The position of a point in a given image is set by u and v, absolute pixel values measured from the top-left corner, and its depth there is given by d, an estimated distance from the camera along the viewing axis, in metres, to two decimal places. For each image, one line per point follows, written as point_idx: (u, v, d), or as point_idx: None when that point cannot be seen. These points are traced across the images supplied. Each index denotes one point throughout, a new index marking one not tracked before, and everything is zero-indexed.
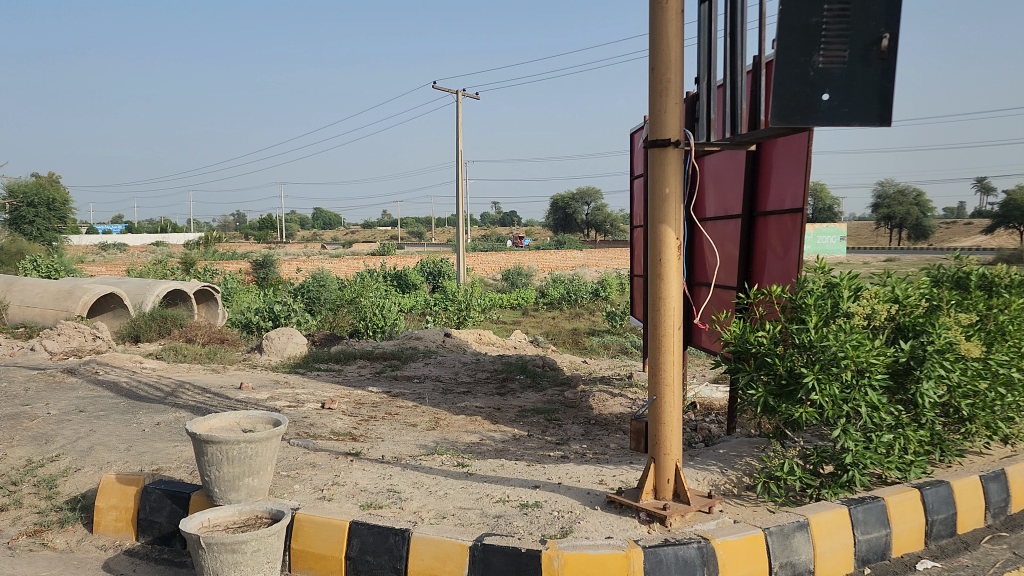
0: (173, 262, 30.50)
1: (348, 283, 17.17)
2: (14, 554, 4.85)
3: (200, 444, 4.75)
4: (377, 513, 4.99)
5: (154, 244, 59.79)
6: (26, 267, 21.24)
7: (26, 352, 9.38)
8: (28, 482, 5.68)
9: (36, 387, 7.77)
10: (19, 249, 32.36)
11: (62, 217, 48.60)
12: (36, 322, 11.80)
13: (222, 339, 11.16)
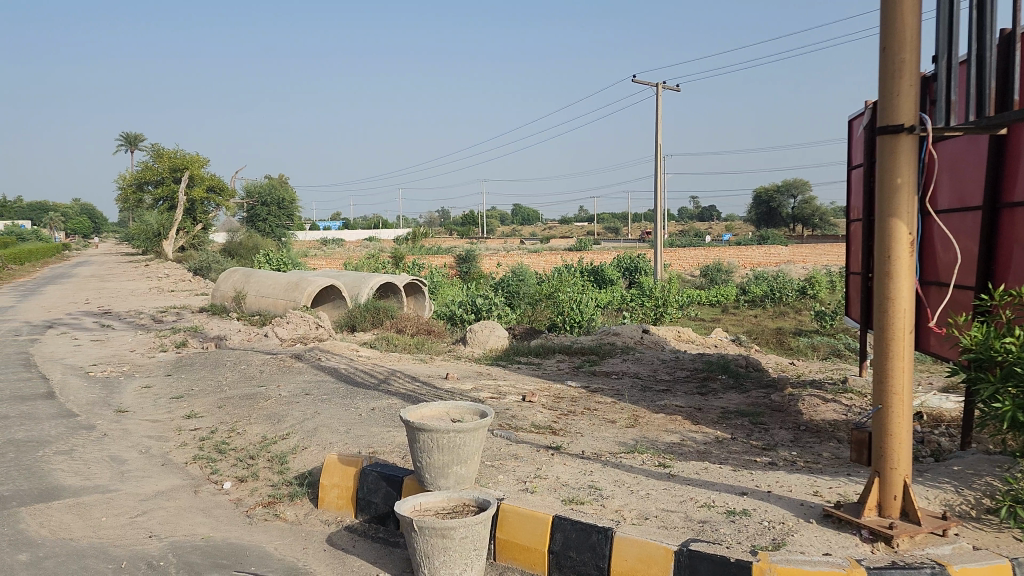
0: (385, 255, 32.52)
1: (546, 278, 17.42)
2: (252, 522, 5.34)
3: (412, 431, 4.98)
4: (579, 509, 4.98)
5: (366, 239, 64.06)
6: (260, 260, 23.49)
7: (261, 338, 10.34)
8: (264, 457, 6.26)
9: (270, 370, 8.53)
10: (255, 243, 35.87)
11: (291, 216, 53.27)
12: (269, 311, 12.97)
13: (429, 330, 11.69)
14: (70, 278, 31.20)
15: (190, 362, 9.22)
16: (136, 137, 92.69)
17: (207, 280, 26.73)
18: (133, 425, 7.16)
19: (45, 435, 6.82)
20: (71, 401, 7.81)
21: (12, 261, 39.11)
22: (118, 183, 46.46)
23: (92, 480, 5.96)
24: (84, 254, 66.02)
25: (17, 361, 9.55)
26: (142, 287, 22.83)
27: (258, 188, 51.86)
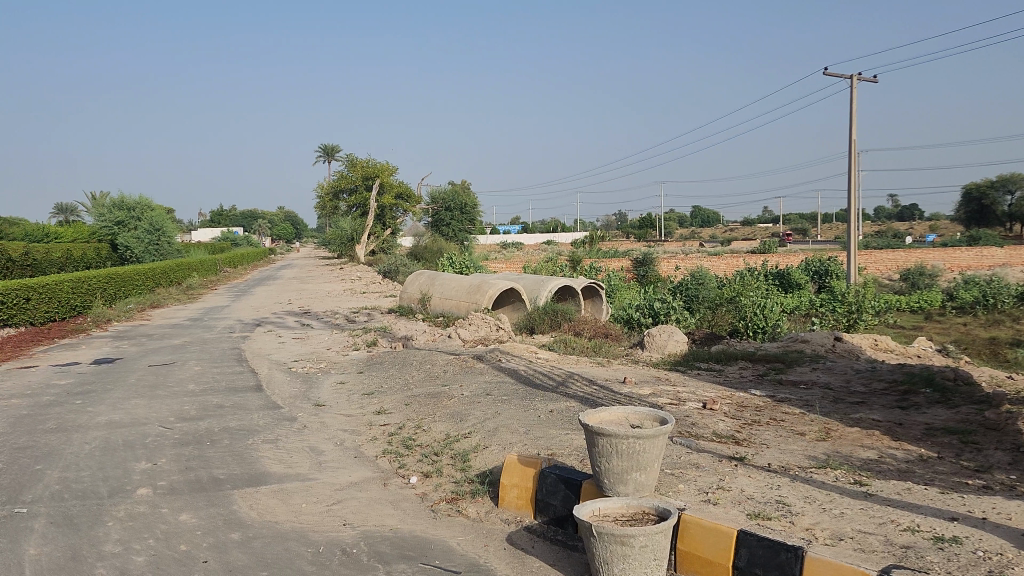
0: (563, 259, 32.87)
1: (728, 282, 16.87)
2: (437, 516, 5.53)
3: (592, 435, 4.97)
4: (766, 524, 4.74)
5: (544, 243, 65.02)
6: (443, 263, 24.46)
7: (445, 339, 10.74)
8: (447, 454, 6.48)
9: (453, 370, 8.83)
10: (440, 248, 37.46)
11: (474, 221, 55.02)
12: (452, 312, 13.46)
13: (607, 334, 11.64)
14: (277, 279, 34.05)
15: (380, 361, 9.72)
16: (334, 149, 99.65)
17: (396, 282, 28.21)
18: (330, 418, 7.65)
19: (254, 424, 7.44)
20: (276, 393, 8.47)
21: (227, 264, 43.21)
22: (317, 191, 50.18)
23: (294, 468, 6.42)
24: (290, 258, 71.82)
25: (231, 356, 10.51)
26: (338, 290, 24.41)
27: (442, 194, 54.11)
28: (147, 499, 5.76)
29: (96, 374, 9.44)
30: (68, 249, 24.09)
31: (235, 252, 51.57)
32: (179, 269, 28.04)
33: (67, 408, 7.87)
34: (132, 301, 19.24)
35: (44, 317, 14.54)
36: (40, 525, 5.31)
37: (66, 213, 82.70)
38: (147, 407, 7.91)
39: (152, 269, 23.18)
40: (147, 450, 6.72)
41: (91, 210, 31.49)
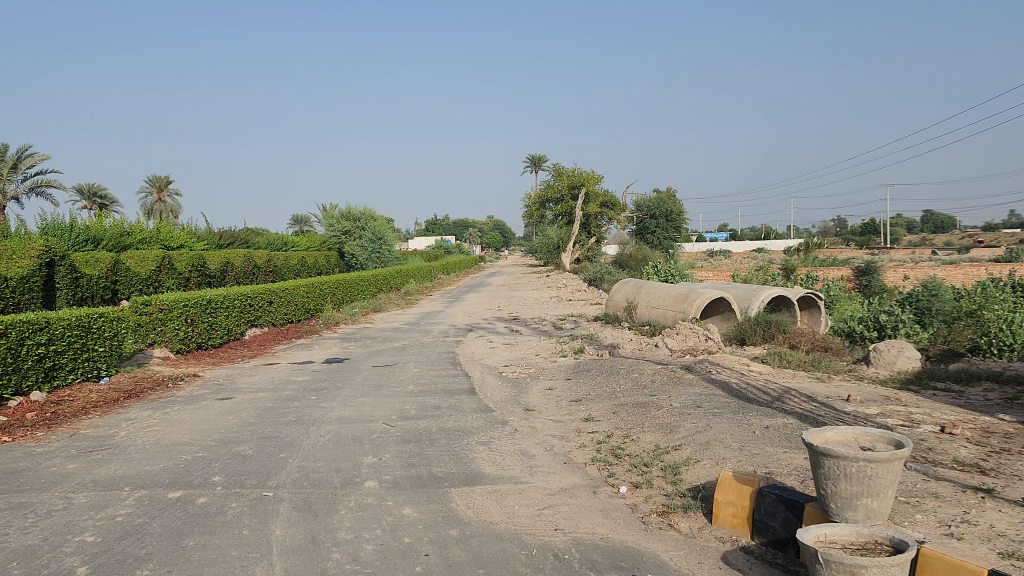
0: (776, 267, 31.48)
1: (967, 293, 15.33)
2: (648, 529, 5.45)
3: (817, 457, 4.69)
4: (1022, 566, 4.24)
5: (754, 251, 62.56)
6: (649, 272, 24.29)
7: (652, 349, 10.63)
8: (657, 465, 6.40)
9: (662, 380, 8.69)
10: (645, 256, 37.32)
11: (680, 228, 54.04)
12: (659, 321, 13.29)
13: (826, 348, 10.96)
14: (487, 287, 35.46)
15: (588, 368, 9.79)
16: (542, 159, 102.17)
17: (602, 290, 28.33)
18: (540, 424, 7.79)
19: (469, 426, 7.74)
20: (488, 397, 8.77)
21: (442, 271, 45.59)
22: (524, 201, 51.72)
23: (507, 470, 6.60)
24: (499, 265, 74.51)
25: (446, 359, 11.03)
26: (545, 297, 24.96)
27: (646, 201, 53.76)
28: (375, 492, 6.16)
29: (328, 372, 10.26)
30: (304, 256, 26.51)
31: (447, 260, 54.28)
32: (398, 275, 29.95)
33: (304, 403, 8.62)
34: (358, 305, 20.79)
35: (285, 318, 16.07)
36: (284, 509, 5.84)
37: (303, 224, 90.95)
38: (372, 405, 8.47)
39: (374, 275, 24.94)
40: (373, 445, 7.19)
41: (323, 222, 34.45)
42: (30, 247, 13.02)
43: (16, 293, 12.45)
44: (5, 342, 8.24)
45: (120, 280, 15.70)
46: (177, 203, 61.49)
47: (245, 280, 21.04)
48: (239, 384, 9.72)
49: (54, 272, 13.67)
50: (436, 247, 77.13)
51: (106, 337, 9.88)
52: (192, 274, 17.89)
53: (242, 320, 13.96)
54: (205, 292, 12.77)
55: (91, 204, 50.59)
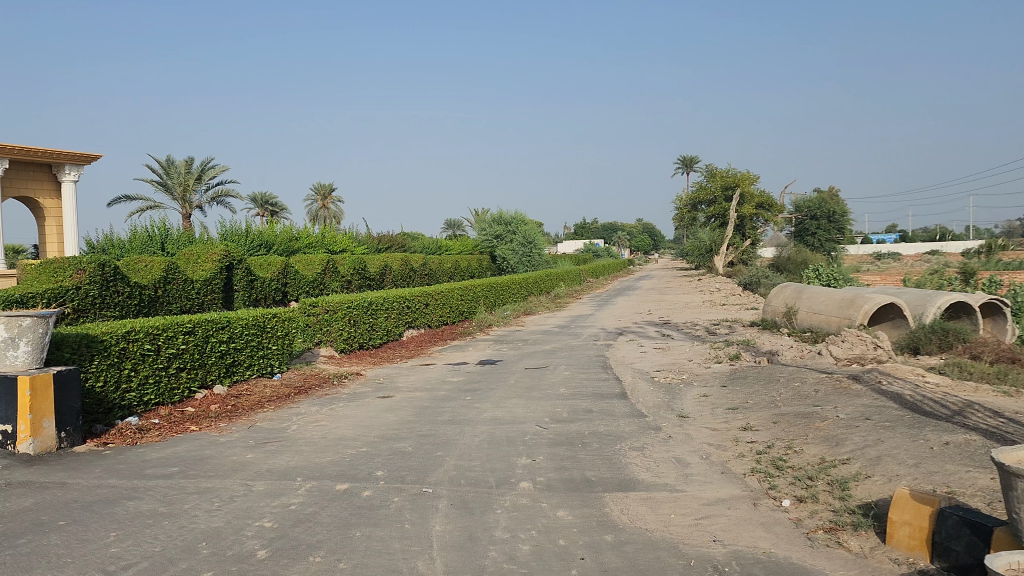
0: (953, 271, 29.34)
1: None
2: (814, 546, 5.18)
3: (1009, 477, 4.30)
4: None
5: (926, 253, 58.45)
6: (811, 275, 23.31)
7: (815, 357, 10.15)
8: (823, 480, 6.09)
9: (826, 390, 8.27)
10: (805, 258, 35.94)
11: (842, 229, 51.42)
12: (822, 328, 12.69)
13: (1014, 359, 10.05)
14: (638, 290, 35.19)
15: (744, 375, 9.48)
16: (694, 159, 100.25)
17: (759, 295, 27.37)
18: (695, 431, 7.62)
19: (621, 431, 7.68)
20: (641, 402, 8.67)
21: (591, 274, 45.62)
22: (676, 203, 51.12)
23: (662, 477, 6.49)
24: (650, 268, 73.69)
25: (597, 362, 11.01)
26: (698, 301, 24.45)
27: (806, 201, 51.52)
28: (529, 493, 6.22)
29: (481, 374, 10.48)
30: (457, 260, 27.26)
31: (597, 262, 54.38)
32: (548, 279, 30.21)
33: (460, 403, 8.84)
34: (508, 308, 21.13)
35: (440, 320, 16.59)
36: (442, 505, 6.01)
37: (455, 230, 93.46)
38: (525, 407, 8.58)
39: (525, 278, 25.27)
40: (527, 447, 7.28)
41: (476, 227, 35.31)
42: (212, 252, 14.13)
43: (200, 294, 13.55)
44: (193, 339, 8.99)
45: (289, 283, 16.74)
46: (340, 210, 64.87)
47: (401, 283, 21.88)
48: (398, 383, 10.12)
49: (233, 275, 14.76)
50: (584, 251, 77.11)
51: (278, 336, 10.55)
52: (353, 277, 18.81)
53: (401, 322, 14.53)
54: (367, 294, 13.40)
55: (264, 211, 54.34)
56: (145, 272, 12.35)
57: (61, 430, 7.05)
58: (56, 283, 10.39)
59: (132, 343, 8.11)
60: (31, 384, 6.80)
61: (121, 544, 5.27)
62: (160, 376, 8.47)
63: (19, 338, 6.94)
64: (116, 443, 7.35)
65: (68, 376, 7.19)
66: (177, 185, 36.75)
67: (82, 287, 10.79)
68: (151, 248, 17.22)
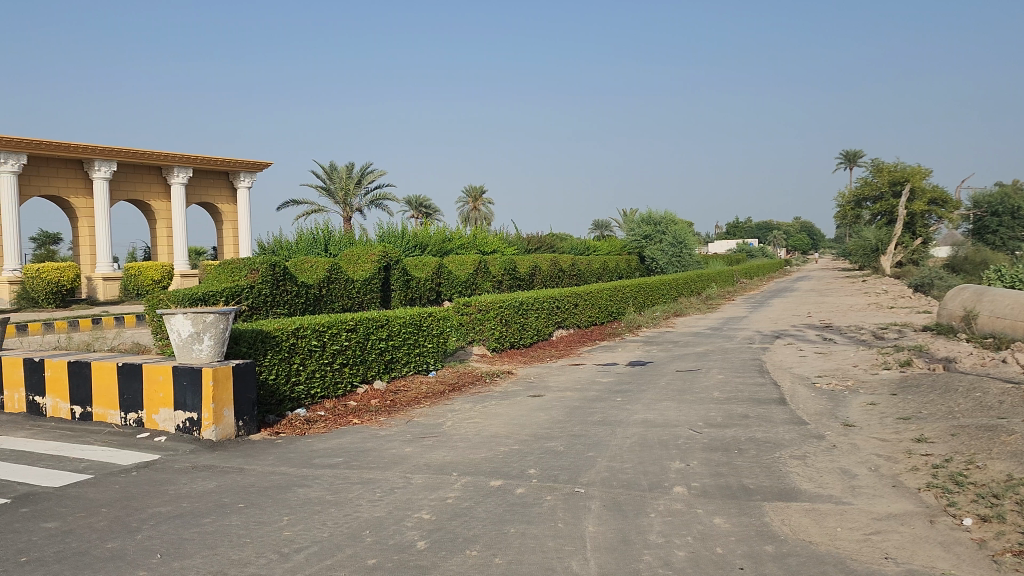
0: None
1: None
2: (1001, 570, 4.75)
3: None
4: None
5: None
6: (992, 275, 21.61)
7: (998, 364, 9.36)
8: (1011, 499, 5.58)
9: (1013, 402, 7.58)
10: (985, 257, 33.31)
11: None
12: (1006, 333, 11.68)
13: None
14: (796, 292, 33.79)
15: (917, 383, 8.86)
16: (858, 154, 95.29)
17: (932, 297, 25.55)
18: (862, 441, 7.20)
19: (780, 438, 7.38)
20: (802, 408, 8.30)
21: (745, 275, 44.32)
22: (839, 200, 48.88)
23: (826, 488, 6.17)
24: (808, 269, 70.59)
25: (752, 366, 10.63)
26: (862, 303, 23.19)
27: (985, 196, 47.70)
28: (683, 498, 6.09)
29: (632, 375, 10.37)
30: (605, 260, 27.18)
31: (752, 263, 52.77)
32: (699, 279, 29.55)
33: (611, 404, 8.79)
34: (658, 309, 20.82)
35: (589, 321, 16.60)
36: (595, 506, 5.98)
37: (603, 231, 93.15)
38: (677, 410, 8.42)
39: (675, 278, 24.81)
40: (680, 451, 7.13)
41: (624, 227, 35.04)
42: (371, 253, 14.79)
43: (360, 293, 14.22)
44: (355, 336, 9.43)
45: (443, 283, 17.24)
46: (489, 212, 66.18)
47: (550, 283, 22.04)
48: (549, 382, 10.19)
49: (390, 275, 15.39)
50: (736, 251, 74.81)
51: (434, 334, 10.90)
52: (504, 277, 19.15)
53: (550, 321, 14.65)
54: (518, 294, 13.61)
55: (418, 214, 56.45)
56: (311, 272, 13.10)
57: (238, 418, 7.59)
58: (233, 283, 11.24)
59: (300, 339, 8.62)
60: (214, 375, 7.33)
61: (292, 528, 5.60)
62: (326, 371, 8.95)
63: (203, 332, 7.54)
64: (287, 433, 7.83)
65: (245, 368, 7.68)
66: (338, 189, 38.88)
67: (255, 287, 11.59)
68: (316, 249, 18.24)
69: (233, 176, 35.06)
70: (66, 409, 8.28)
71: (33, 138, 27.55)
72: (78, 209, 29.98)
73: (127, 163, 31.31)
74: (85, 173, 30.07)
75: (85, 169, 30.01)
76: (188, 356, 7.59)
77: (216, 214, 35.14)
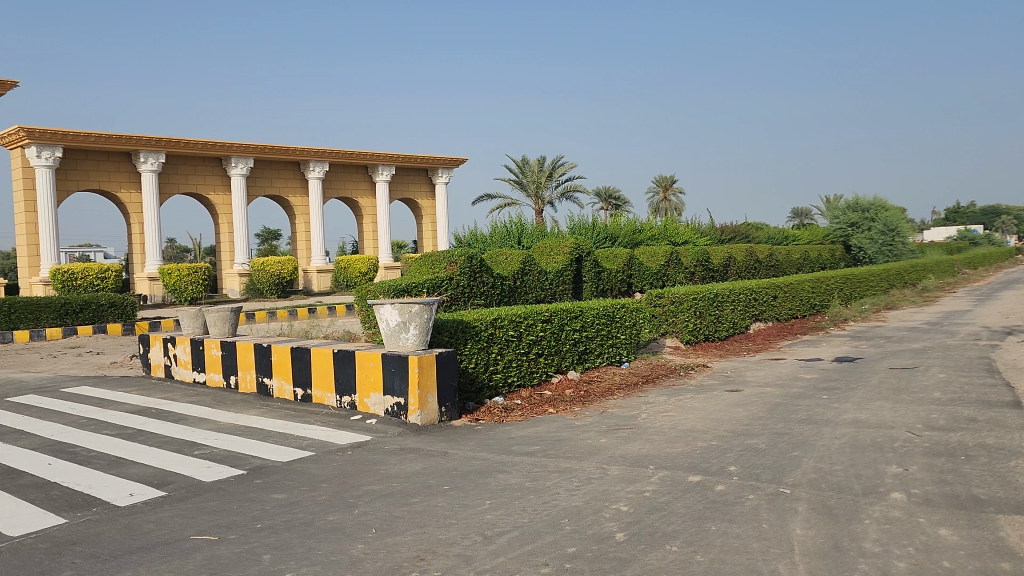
0: None
1: None
2: None
3: None
4: None
5: None
6: None
7: None
8: None
9: None
10: None
11: None
12: None
13: None
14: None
15: None
16: None
17: None
18: None
19: (1016, 445, 6.65)
20: None
21: (967, 265, 40.40)
22: None
23: None
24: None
25: (979, 365, 9.67)
26: None
27: None
28: (902, 506, 5.64)
29: (839, 372, 9.77)
30: (807, 250, 25.77)
31: (975, 252, 47.98)
32: (914, 270, 27.29)
33: (816, 402, 8.33)
34: (867, 302, 19.48)
35: (789, 314, 15.85)
36: (802, 509, 5.69)
37: (803, 219, 88.00)
38: (893, 411, 7.82)
39: (885, 268, 23.08)
40: (897, 455, 6.62)
41: (826, 214, 33.05)
42: (563, 245, 14.91)
43: (552, 285, 14.41)
44: (550, 327, 9.59)
45: (634, 274, 17.09)
46: (682, 200, 64.65)
47: (746, 274, 21.22)
48: (748, 377, 9.83)
49: (582, 267, 15.47)
50: (958, 238, 67.90)
51: (627, 326, 10.84)
52: (697, 268, 18.68)
53: (747, 314, 14.12)
54: (712, 286, 13.24)
55: (608, 205, 56.42)
56: (505, 265, 13.46)
57: (441, 404, 7.94)
58: (434, 275, 11.77)
59: (498, 329, 8.91)
60: (419, 362, 7.72)
61: (494, 512, 5.77)
62: (522, 360, 9.15)
63: (409, 321, 7.95)
64: (486, 419, 8.10)
65: (447, 356, 8.00)
66: (530, 182, 39.69)
67: (454, 278, 12.07)
68: (509, 241, 18.72)
69: (431, 172, 36.73)
70: (289, 390, 9.03)
71: (258, 143, 30.35)
72: (296, 207, 32.70)
73: (338, 163, 33.70)
74: (301, 173, 32.72)
75: (301, 169, 32.65)
76: (395, 343, 8.03)
77: (416, 209, 36.98)
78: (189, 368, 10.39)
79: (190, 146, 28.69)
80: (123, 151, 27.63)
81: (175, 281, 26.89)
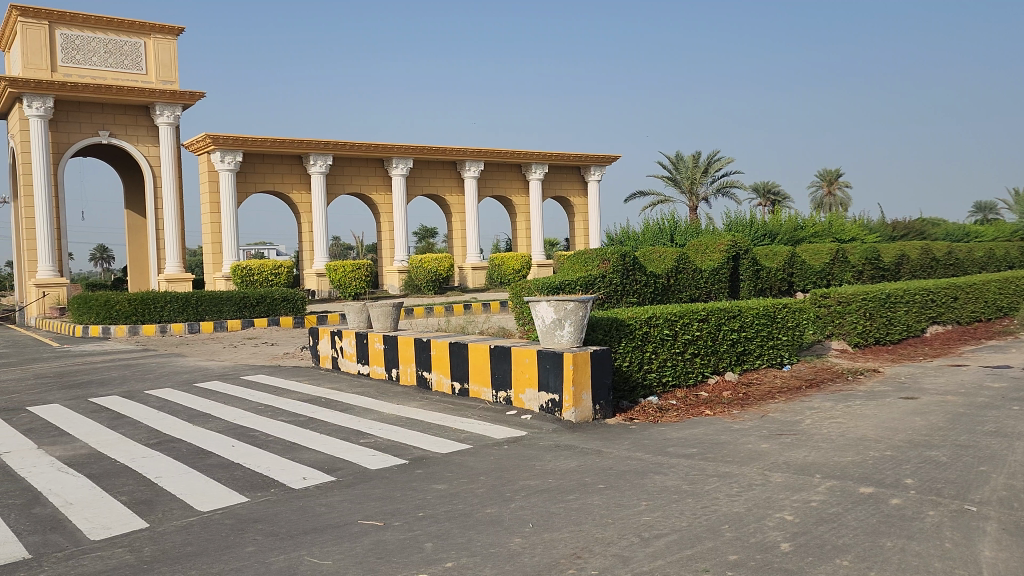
0: None
1: None
2: None
3: None
4: None
5: None
6: None
7: None
8: None
9: None
10: None
11: None
12: None
13: None
14: None
15: None
16: None
17: None
18: None
19: None
20: None
21: None
22: None
23: None
24: None
25: None
26: None
27: None
28: None
29: None
30: (992, 248, 23.73)
31: None
32: None
33: (1005, 413, 7.64)
34: None
35: (971, 317, 14.64)
36: (992, 528, 5.23)
37: (987, 213, 81.21)
38: None
39: None
40: None
41: (1015, 208, 30.30)
42: (719, 242, 14.50)
43: (708, 284, 14.05)
44: (706, 327, 9.34)
45: (796, 273, 16.34)
46: (847, 196, 61.41)
47: (922, 274, 19.83)
48: (925, 384, 9.17)
49: (739, 265, 14.99)
50: None
51: (788, 327, 10.38)
52: (865, 266, 17.61)
53: (923, 316, 13.17)
54: (884, 285, 12.46)
55: (766, 200, 54.52)
56: (658, 262, 13.26)
57: (595, 402, 7.91)
58: (587, 273, 11.75)
59: (653, 328, 8.78)
60: (574, 360, 7.73)
61: (651, 514, 5.67)
62: (677, 360, 8.97)
63: (565, 319, 7.99)
64: (640, 419, 8.00)
65: (602, 354, 7.96)
66: (684, 179, 38.93)
67: (607, 276, 12.01)
68: (663, 239, 18.44)
69: (584, 170, 36.78)
70: (447, 384, 9.29)
71: (417, 144, 31.48)
72: (452, 205, 33.65)
73: (492, 162, 34.39)
74: (458, 173, 33.66)
75: (457, 169, 33.59)
76: (550, 340, 8.09)
77: (568, 207, 37.12)
78: (354, 360, 10.91)
79: (355, 149, 30.17)
80: (295, 154, 29.45)
81: (340, 277, 28.40)
